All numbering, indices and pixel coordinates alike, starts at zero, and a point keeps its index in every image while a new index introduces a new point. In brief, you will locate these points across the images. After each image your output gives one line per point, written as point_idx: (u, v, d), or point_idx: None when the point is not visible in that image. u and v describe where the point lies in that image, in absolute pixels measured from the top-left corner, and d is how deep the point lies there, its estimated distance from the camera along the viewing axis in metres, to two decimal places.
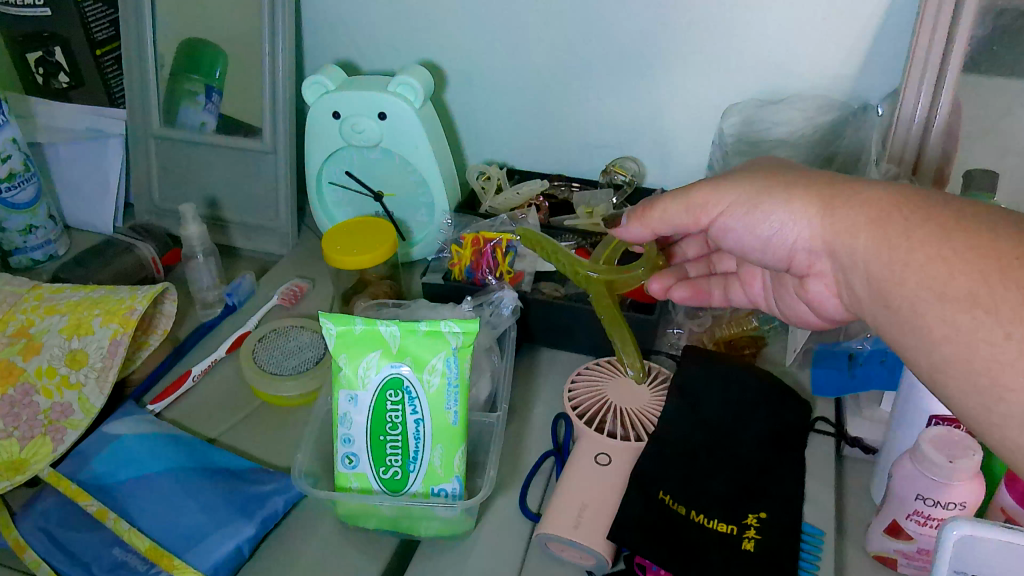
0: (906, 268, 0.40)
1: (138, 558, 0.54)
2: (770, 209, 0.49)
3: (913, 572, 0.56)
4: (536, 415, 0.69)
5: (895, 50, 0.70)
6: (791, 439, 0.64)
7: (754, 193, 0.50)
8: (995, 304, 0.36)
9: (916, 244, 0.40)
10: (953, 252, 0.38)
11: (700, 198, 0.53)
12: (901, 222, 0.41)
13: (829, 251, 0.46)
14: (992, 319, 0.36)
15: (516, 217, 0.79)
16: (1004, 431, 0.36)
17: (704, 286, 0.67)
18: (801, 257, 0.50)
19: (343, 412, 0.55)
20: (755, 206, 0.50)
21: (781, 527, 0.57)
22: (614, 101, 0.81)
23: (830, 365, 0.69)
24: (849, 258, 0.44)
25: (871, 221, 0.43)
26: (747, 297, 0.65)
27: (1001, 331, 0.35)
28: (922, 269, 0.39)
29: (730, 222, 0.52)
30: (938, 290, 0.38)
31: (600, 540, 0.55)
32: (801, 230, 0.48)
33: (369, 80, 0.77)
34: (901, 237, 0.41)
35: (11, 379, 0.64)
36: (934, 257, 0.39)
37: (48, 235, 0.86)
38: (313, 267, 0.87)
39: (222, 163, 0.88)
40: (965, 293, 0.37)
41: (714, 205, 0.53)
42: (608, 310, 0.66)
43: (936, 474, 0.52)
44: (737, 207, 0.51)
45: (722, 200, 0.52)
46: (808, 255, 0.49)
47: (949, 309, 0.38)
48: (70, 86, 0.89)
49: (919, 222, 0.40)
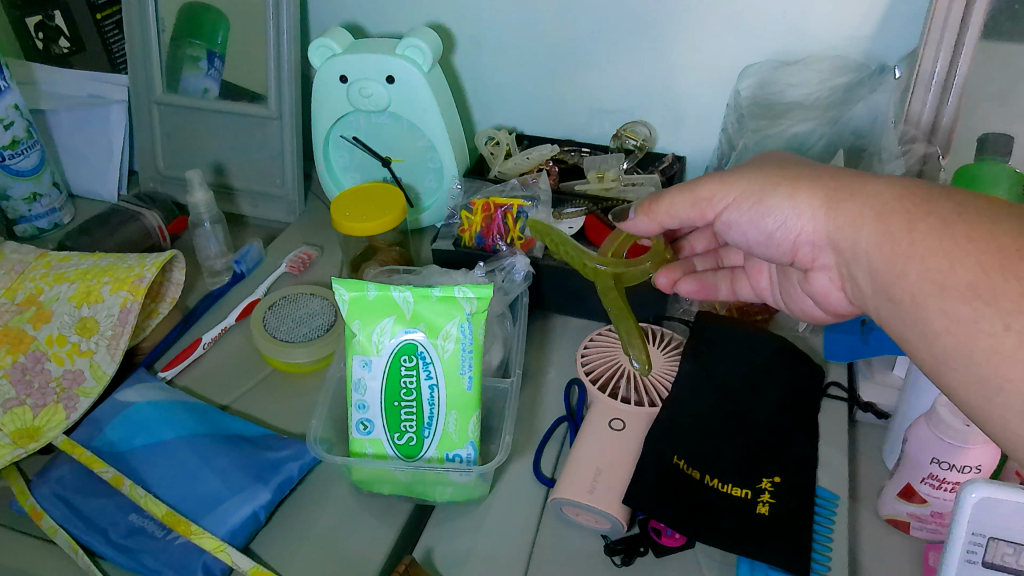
0: (908, 261, 0.39)
1: (156, 524, 0.54)
2: (784, 177, 0.48)
3: (926, 535, 0.57)
4: (549, 380, 0.69)
5: (912, 11, 0.69)
6: (805, 403, 0.64)
7: (759, 186, 0.49)
8: (995, 296, 0.35)
9: (919, 237, 0.39)
10: (955, 244, 0.37)
11: (708, 193, 0.52)
12: (904, 215, 0.40)
13: (833, 239, 0.46)
14: (992, 311, 0.35)
15: (527, 181, 0.78)
16: (1008, 424, 0.35)
17: (710, 281, 0.67)
18: (802, 251, 0.49)
19: (357, 378, 0.55)
20: (765, 193, 0.49)
21: (795, 491, 0.57)
22: (623, 64, 0.79)
23: (844, 331, 0.69)
24: (850, 250, 0.44)
25: (868, 215, 0.42)
26: (754, 292, 0.65)
27: (1001, 322, 0.35)
28: (923, 262, 0.38)
29: (736, 217, 0.52)
30: (940, 282, 0.38)
31: (615, 504, 0.55)
32: (805, 218, 0.47)
33: (377, 43, 0.76)
34: (902, 231, 0.40)
35: (22, 348, 0.64)
36: (936, 250, 0.38)
37: (53, 203, 0.85)
38: (322, 234, 0.87)
39: (227, 129, 0.86)
40: (966, 285, 0.36)
41: (720, 199, 0.52)
42: (616, 303, 0.61)
43: (951, 437, 0.52)
44: (743, 202, 0.50)
45: (728, 194, 0.51)
46: (811, 245, 0.48)
47: (951, 302, 0.37)
48: (69, 52, 0.89)
49: (922, 216, 0.40)
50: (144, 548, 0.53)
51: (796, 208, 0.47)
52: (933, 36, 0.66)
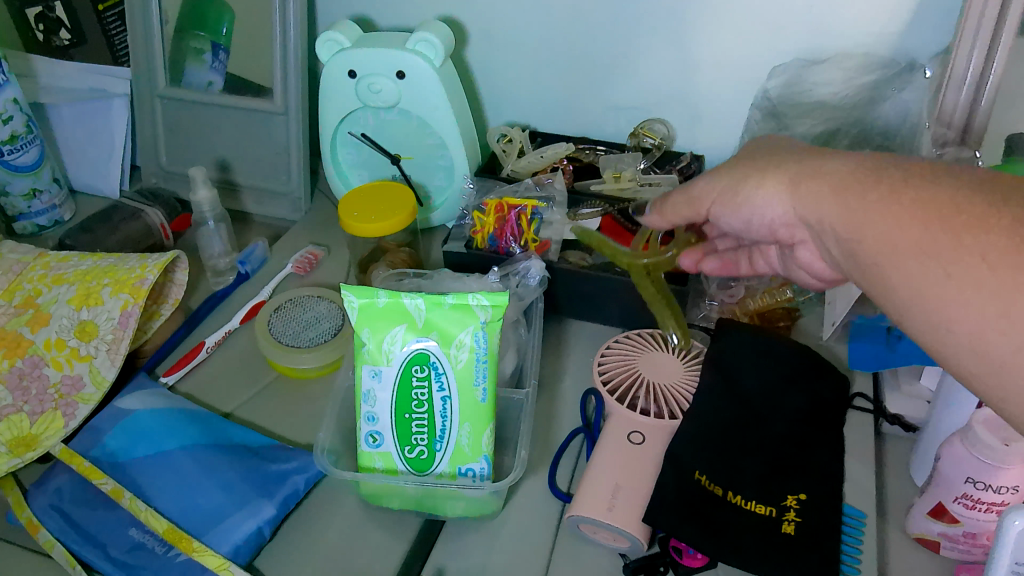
0: (862, 225, 0.37)
1: (157, 540, 0.52)
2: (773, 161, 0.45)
3: (958, 555, 0.54)
4: (564, 389, 0.67)
5: (944, 7, 0.66)
6: (831, 416, 0.61)
7: (742, 175, 0.46)
8: (937, 249, 0.33)
9: (869, 201, 0.37)
10: (899, 205, 0.35)
11: (698, 192, 0.50)
12: (856, 186, 0.38)
13: (800, 215, 0.43)
14: (934, 263, 0.33)
15: (542, 181, 0.76)
16: None
17: (732, 258, 0.61)
18: (780, 229, 0.47)
19: (366, 388, 0.53)
20: (744, 181, 0.46)
21: (821, 510, 0.55)
22: (641, 61, 0.77)
23: (866, 338, 0.66)
24: (817, 224, 0.41)
25: (830, 193, 0.40)
26: (773, 264, 0.60)
27: (943, 273, 0.33)
28: (877, 226, 0.36)
29: (726, 215, 0.49)
30: (891, 242, 0.35)
31: (634, 522, 0.52)
32: (776, 204, 0.44)
33: (386, 37, 0.73)
34: (855, 198, 0.38)
35: (19, 352, 0.62)
36: (885, 213, 0.36)
37: (53, 200, 0.83)
38: (328, 234, 0.84)
39: (232, 124, 0.84)
40: (915, 243, 0.34)
41: (706, 196, 0.50)
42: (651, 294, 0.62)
43: (987, 456, 0.49)
44: (724, 198, 0.48)
45: (711, 190, 0.49)
46: (787, 223, 0.45)
47: (905, 262, 0.35)
48: (70, 44, 0.86)
49: (872, 184, 0.37)
50: (144, 565, 0.51)
51: (767, 196, 0.44)
52: (966, 34, 0.63)
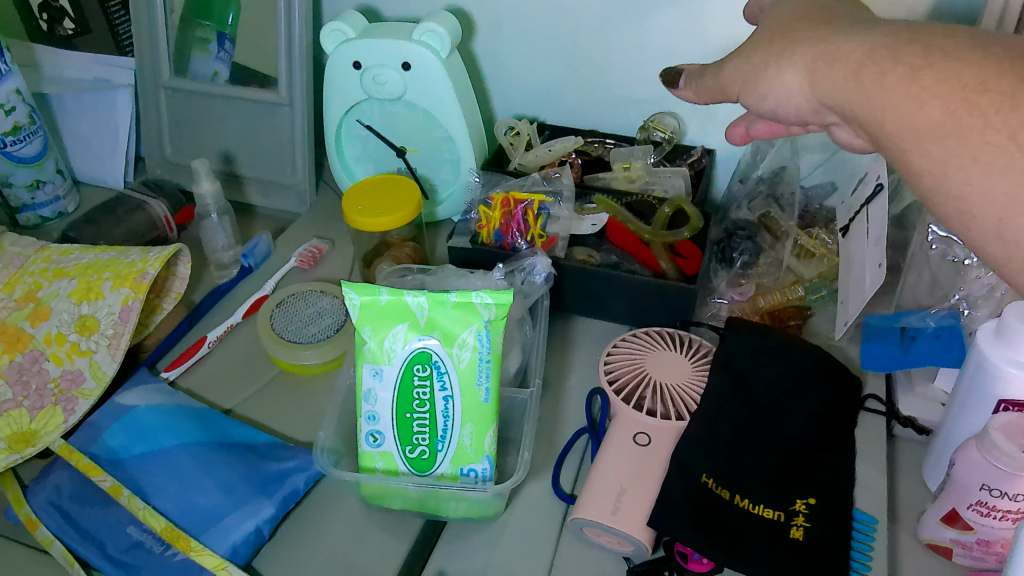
0: (885, 109, 0.36)
1: (154, 538, 0.51)
2: (798, 41, 0.42)
3: (971, 563, 0.53)
4: (570, 389, 0.65)
5: None
6: (842, 419, 0.60)
7: (763, 58, 0.44)
8: (964, 130, 0.33)
9: (890, 84, 0.36)
10: (923, 86, 0.34)
11: (724, 76, 0.46)
12: (877, 68, 0.37)
13: (819, 98, 0.41)
14: (960, 146, 0.33)
15: (549, 176, 0.74)
16: None
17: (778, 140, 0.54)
18: (808, 118, 0.44)
19: (367, 388, 0.52)
20: (764, 67, 0.43)
21: (831, 515, 0.54)
22: (652, 51, 0.75)
23: (878, 337, 0.63)
24: (841, 112, 0.40)
25: (847, 79, 0.38)
26: None
27: (969, 156, 0.33)
28: (901, 109, 0.35)
29: (749, 104, 0.46)
30: (915, 127, 0.35)
31: (639, 526, 0.51)
32: (795, 91, 0.42)
33: (392, 27, 0.72)
34: (877, 79, 0.37)
35: (19, 347, 0.61)
36: (906, 97, 0.35)
37: (57, 191, 0.82)
38: (333, 227, 0.83)
39: (236, 116, 0.83)
40: (936, 125, 0.34)
41: (733, 85, 0.46)
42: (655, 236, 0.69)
43: (1004, 464, 0.48)
44: (746, 84, 0.45)
45: (734, 78, 0.45)
46: (814, 110, 0.43)
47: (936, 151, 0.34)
48: (75, 33, 0.86)
49: (894, 66, 0.36)
50: (142, 565, 0.50)
51: (786, 87, 0.42)
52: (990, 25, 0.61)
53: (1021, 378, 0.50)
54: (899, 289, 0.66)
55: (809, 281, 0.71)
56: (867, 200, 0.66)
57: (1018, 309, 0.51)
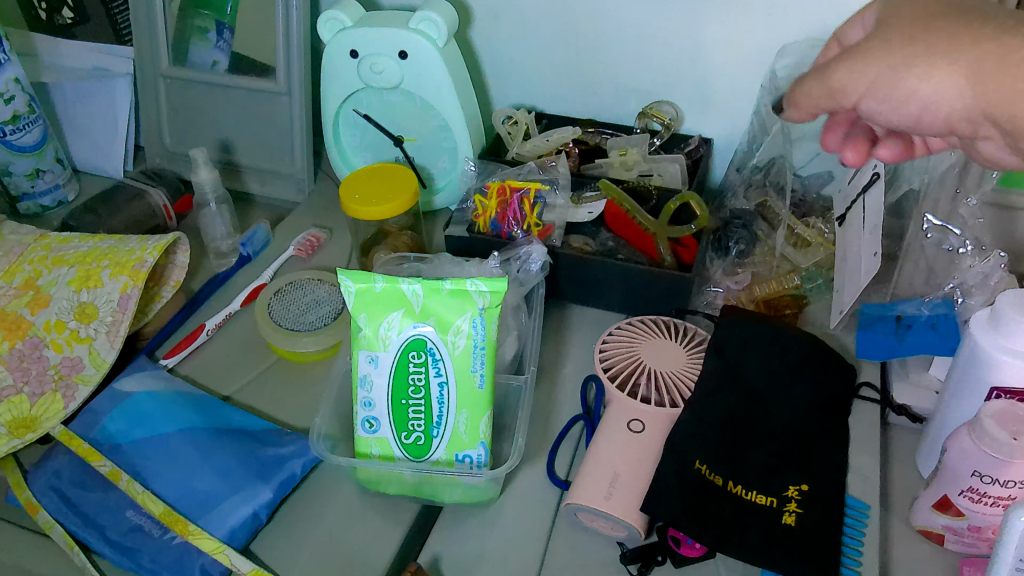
0: None
1: (153, 522, 0.52)
2: (934, 35, 0.38)
3: (963, 548, 0.53)
4: (565, 376, 0.66)
5: None
6: (836, 407, 0.60)
7: (899, 62, 0.38)
8: None
9: None
10: None
11: (839, 80, 0.40)
12: None
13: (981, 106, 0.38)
14: None
15: (545, 164, 0.74)
16: None
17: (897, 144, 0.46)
18: (954, 126, 0.39)
19: (362, 374, 0.53)
20: (907, 66, 0.38)
21: (823, 501, 0.54)
22: (650, 40, 0.75)
23: (875, 327, 0.62)
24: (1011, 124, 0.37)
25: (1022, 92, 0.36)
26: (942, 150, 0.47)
27: None
28: None
29: (875, 108, 0.40)
30: None
31: (632, 512, 0.52)
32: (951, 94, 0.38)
33: (389, 16, 0.72)
34: None
35: (19, 333, 0.62)
36: None
37: (57, 179, 0.83)
38: (331, 216, 0.83)
39: (235, 105, 0.83)
40: None
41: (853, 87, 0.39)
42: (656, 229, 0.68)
43: (996, 451, 0.48)
44: (875, 89, 0.39)
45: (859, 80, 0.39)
46: (967, 117, 0.38)
47: None
48: (74, 22, 0.87)
49: None
50: (141, 548, 0.51)
51: (937, 87, 0.38)
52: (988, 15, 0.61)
53: (1015, 366, 0.50)
54: (894, 279, 0.66)
55: (806, 270, 0.71)
56: (862, 189, 0.65)
57: (1010, 297, 0.50)
